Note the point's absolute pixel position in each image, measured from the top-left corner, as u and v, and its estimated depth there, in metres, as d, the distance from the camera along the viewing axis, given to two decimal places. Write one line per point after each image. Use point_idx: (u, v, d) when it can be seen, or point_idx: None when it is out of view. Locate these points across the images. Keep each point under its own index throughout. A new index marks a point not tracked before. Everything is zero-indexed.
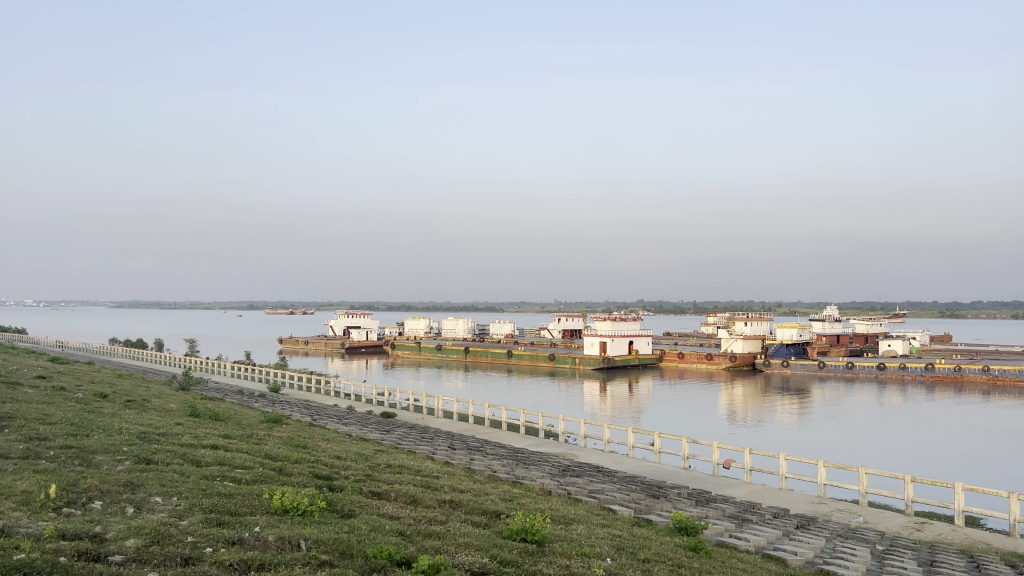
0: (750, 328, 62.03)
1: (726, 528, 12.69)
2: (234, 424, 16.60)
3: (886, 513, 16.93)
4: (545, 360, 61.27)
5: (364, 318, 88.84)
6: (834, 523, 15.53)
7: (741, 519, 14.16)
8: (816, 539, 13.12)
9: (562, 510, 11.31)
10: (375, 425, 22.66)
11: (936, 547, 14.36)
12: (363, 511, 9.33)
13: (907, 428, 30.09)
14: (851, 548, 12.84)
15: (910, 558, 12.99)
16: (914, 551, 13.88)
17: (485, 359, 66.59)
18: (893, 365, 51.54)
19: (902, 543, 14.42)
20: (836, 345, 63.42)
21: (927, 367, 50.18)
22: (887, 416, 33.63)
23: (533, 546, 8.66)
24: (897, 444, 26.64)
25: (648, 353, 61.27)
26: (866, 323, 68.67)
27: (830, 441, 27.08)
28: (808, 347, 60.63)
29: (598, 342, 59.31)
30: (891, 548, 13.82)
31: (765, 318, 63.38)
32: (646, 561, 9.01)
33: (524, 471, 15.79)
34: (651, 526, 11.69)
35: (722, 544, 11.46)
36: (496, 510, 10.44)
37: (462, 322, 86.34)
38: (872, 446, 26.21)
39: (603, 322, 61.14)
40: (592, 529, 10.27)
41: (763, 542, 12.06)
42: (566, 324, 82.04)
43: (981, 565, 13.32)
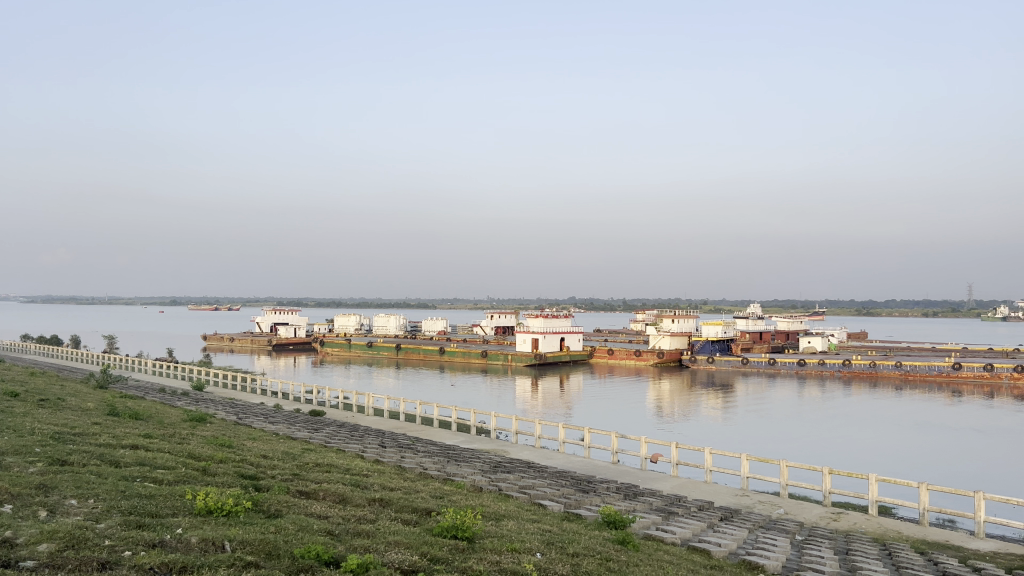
0: (677, 325, 62.98)
1: (653, 521, 12.95)
2: (155, 423, 16.06)
3: (805, 504, 17.53)
4: (478, 356, 61.24)
5: (292, 314, 87.23)
6: (755, 515, 16.00)
7: (668, 512, 14.47)
8: (738, 530, 13.50)
9: (493, 506, 11.35)
10: (304, 424, 22.24)
11: (851, 536, 14.96)
12: (289, 511, 9.16)
13: (824, 423, 31.17)
14: (772, 539, 13.25)
15: (827, 547, 13.49)
16: (831, 541, 14.40)
17: (417, 356, 66.21)
18: (812, 361, 53.36)
19: (820, 533, 14.97)
20: (759, 342, 65.41)
21: (845, 362, 52.10)
22: (806, 411, 34.78)
23: (463, 543, 8.65)
24: (818, 438, 27.46)
25: (580, 349, 61.99)
26: (788, 321, 71.03)
27: (754, 436, 27.78)
28: (733, 344, 62.37)
29: (531, 338, 59.46)
30: (809, 538, 14.33)
31: (693, 315, 64.44)
32: (575, 556, 9.10)
33: (455, 468, 15.75)
34: (580, 521, 11.83)
35: (650, 537, 11.67)
36: (426, 508, 10.40)
37: (393, 319, 85.54)
38: (794, 440, 26.99)
39: (535, 317, 60.77)
40: (522, 525, 10.34)
41: (689, 534, 12.32)
42: (499, 320, 82.16)
43: (893, 553, 13.90)
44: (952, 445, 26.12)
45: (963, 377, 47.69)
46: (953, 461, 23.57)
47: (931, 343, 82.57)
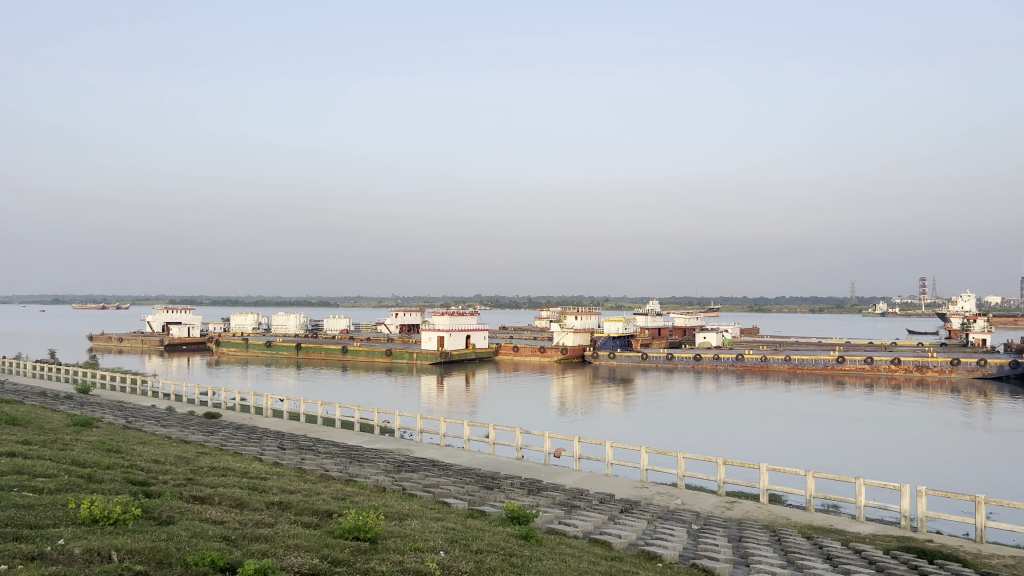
0: (580, 322, 63.95)
1: (556, 515, 13.11)
2: (35, 429, 15.14)
3: (701, 494, 18.14)
4: (382, 356, 60.46)
5: (186, 312, 83.90)
6: (654, 506, 16.45)
7: (570, 506, 14.69)
8: (638, 522, 13.85)
9: (396, 506, 11.24)
10: (199, 427, 21.40)
11: (743, 524, 15.59)
12: (183, 517, 8.81)
13: (718, 415, 32.36)
14: (669, 529, 13.66)
15: (721, 535, 14.00)
16: (725, 529, 14.97)
17: (318, 355, 64.89)
18: (708, 356, 55.15)
19: (714, 522, 15.53)
20: (658, 338, 67.18)
21: (738, 357, 54.11)
22: (702, 404, 36.00)
23: (365, 545, 8.53)
24: (712, 430, 28.49)
25: (485, 347, 62.08)
26: (685, 316, 73.35)
27: (652, 429, 28.59)
28: (633, 339, 63.84)
29: (436, 336, 59.08)
30: (704, 527, 14.84)
31: (595, 312, 65.45)
32: (479, 553, 9.11)
33: (358, 469, 15.51)
34: (484, 518, 11.87)
35: (552, 531, 11.83)
36: (327, 510, 10.20)
37: (294, 318, 83.42)
38: (691, 432, 27.93)
39: (440, 315, 60.39)
40: (426, 524, 10.27)
41: (591, 527, 12.55)
42: (403, 319, 81.23)
43: (782, 539, 14.56)
44: (836, 435, 27.58)
45: (845, 370, 50.45)
46: (835, 449, 24.93)
47: (816, 338, 86.94)
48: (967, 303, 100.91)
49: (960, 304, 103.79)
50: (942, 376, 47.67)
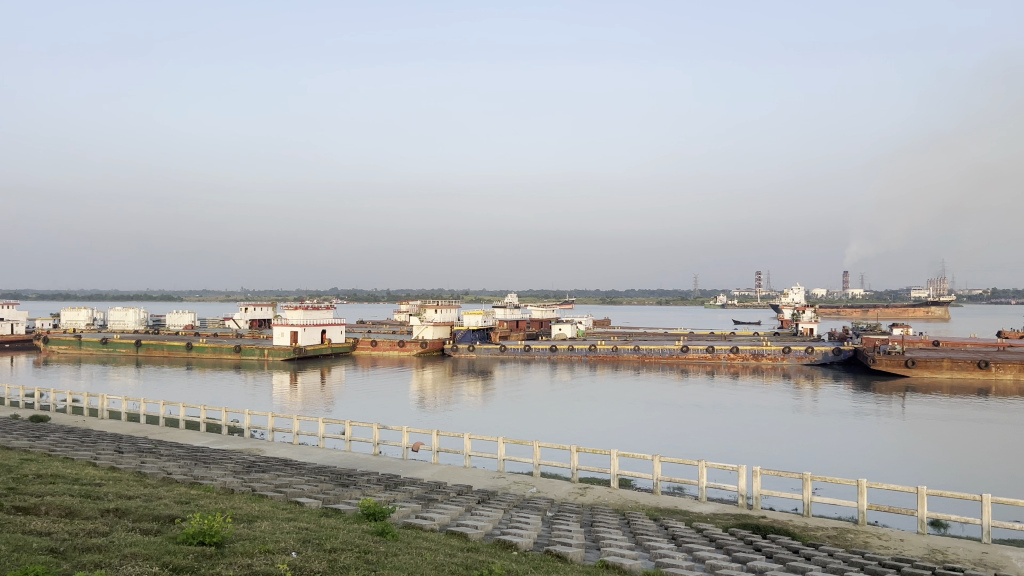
0: (439, 316, 63.68)
1: (412, 510, 13.06)
2: None
3: (555, 482, 18.58)
4: (230, 352, 58.04)
5: (8, 308, 77.10)
6: (511, 495, 16.71)
7: (427, 500, 14.68)
8: (494, 512, 14.04)
9: (244, 508, 10.82)
10: (23, 432, 19.70)
11: (595, 509, 16.14)
12: (3, 531, 8.09)
13: (574, 404, 33.31)
14: (524, 518, 13.94)
15: (575, 521, 14.41)
16: (577, 514, 15.44)
17: (160, 353, 61.43)
18: (563, 347, 56.60)
19: (568, 508, 16.00)
20: (516, 330, 68.27)
21: (591, 348, 55.84)
22: (558, 394, 36.95)
23: (211, 550, 8.16)
24: (567, 419, 29.20)
25: (341, 342, 60.86)
26: (541, 309, 75.03)
27: (510, 420, 28.93)
28: (492, 332, 64.54)
29: (289, 331, 57.14)
30: (558, 514, 15.24)
31: (454, 305, 65.37)
32: (332, 551, 8.94)
33: (203, 470, 14.81)
34: (338, 516, 11.65)
35: (409, 526, 11.78)
36: (170, 515, 9.67)
37: (132, 313, 78.45)
38: (547, 422, 28.49)
39: (293, 310, 58.58)
40: (276, 525, 9.96)
41: (447, 520, 12.58)
42: (254, 313, 78.21)
43: (632, 522, 15.18)
44: (682, 421, 28.97)
45: (689, 358, 53.30)
46: (682, 434, 26.21)
47: (663, 328, 91.21)
48: (796, 294, 109.11)
49: (792, 296, 111.98)
50: (775, 363, 51.27)
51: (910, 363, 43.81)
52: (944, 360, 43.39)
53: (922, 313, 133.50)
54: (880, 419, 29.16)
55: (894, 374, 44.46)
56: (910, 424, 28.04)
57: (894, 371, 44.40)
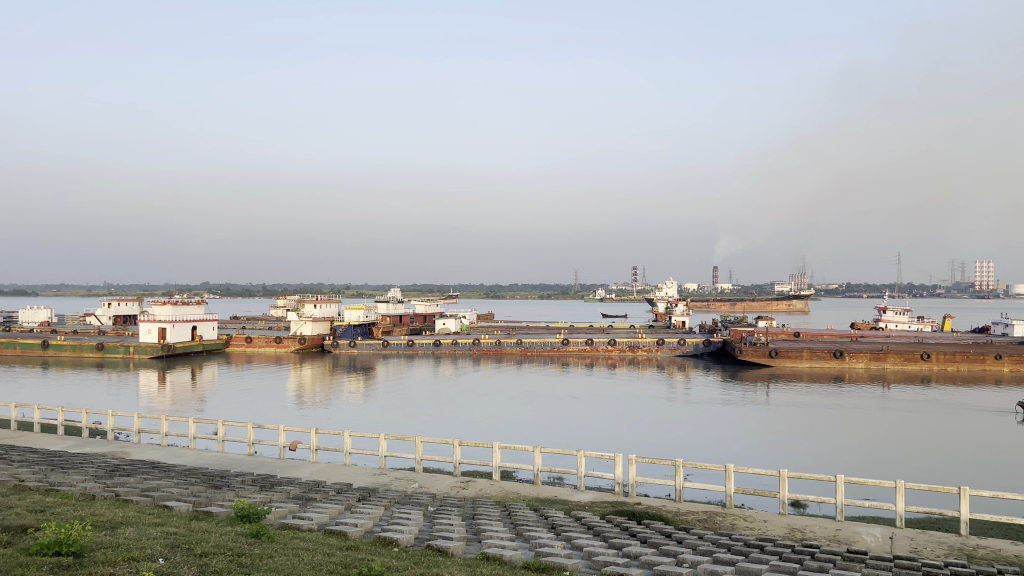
0: (319, 311, 62.10)
1: (289, 510, 12.72)
2: None
3: (437, 476, 18.55)
4: (92, 350, 54.68)
5: None
6: (392, 492, 16.57)
7: (305, 499, 14.34)
8: (375, 509, 13.89)
9: (107, 514, 10.23)
10: None
11: (477, 502, 16.25)
12: None
13: (456, 399, 33.30)
14: (405, 514, 13.86)
15: (456, 515, 14.45)
16: (459, 508, 15.49)
17: (13, 352, 57.12)
18: (446, 341, 56.48)
19: (450, 502, 16.02)
20: (399, 325, 67.61)
21: (475, 342, 55.98)
22: (441, 388, 36.87)
23: (68, 560, 7.67)
24: (451, 414, 29.21)
25: (213, 338, 58.45)
26: (425, 303, 74.74)
27: (392, 416, 28.69)
28: (374, 327, 63.59)
29: (157, 328, 54.28)
30: (439, 508, 15.24)
31: (334, 300, 63.82)
32: (203, 556, 8.60)
33: (61, 476, 13.87)
34: (210, 519, 11.21)
35: (285, 526, 11.48)
36: (22, 526, 9.01)
37: None
38: (430, 417, 28.45)
39: (162, 305, 55.62)
40: (142, 531, 9.47)
41: (326, 519, 12.35)
42: (119, 309, 73.97)
43: (513, 513, 15.36)
44: (563, 412, 29.58)
45: (570, 351, 54.44)
46: (564, 426, 26.73)
47: (545, 322, 92.74)
48: (670, 289, 113.30)
49: (666, 290, 116.32)
50: (650, 354, 53.12)
51: (774, 353, 46.39)
52: (804, 350, 46.20)
53: (785, 306, 141.88)
54: (748, 407, 30.74)
55: (759, 364, 46.95)
56: (773, 411, 29.73)
57: (760, 360, 46.86)
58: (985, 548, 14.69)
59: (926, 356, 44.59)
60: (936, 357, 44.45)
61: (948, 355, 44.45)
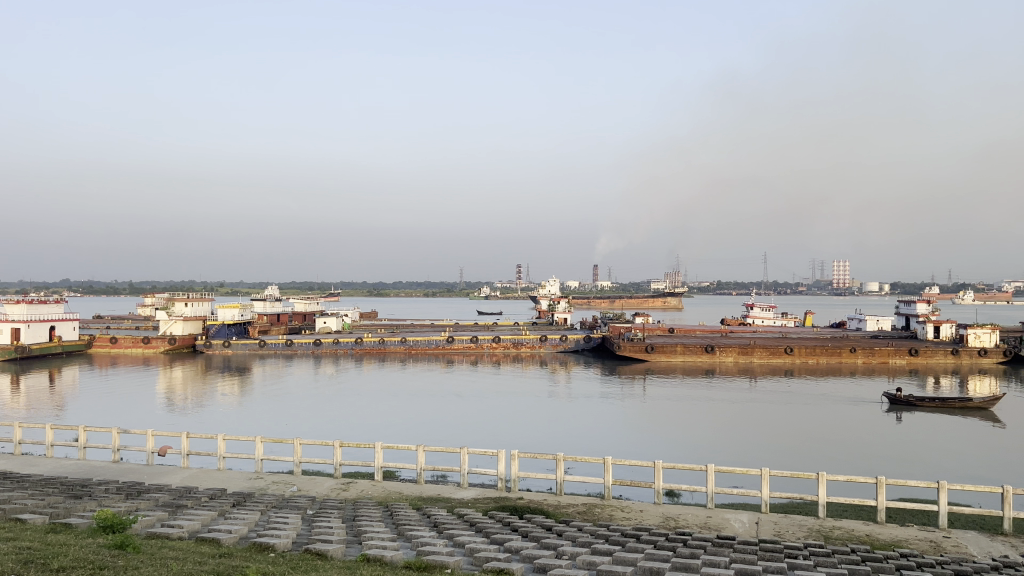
0: (191, 310, 59.25)
1: (157, 518, 12.12)
2: None
3: (317, 479, 18.13)
4: None
5: None
6: (270, 496, 16.09)
7: (175, 506, 13.72)
8: (250, 514, 13.45)
9: None
10: None
11: (358, 503, 16.00)
12: None
13: (338, 399, 32.62)
14: (283, 518, 13.50)
15: (336, 518, 14.17)
16: (340, 510, 15.20)
17: None
18: (327, 340, 55.24)
19: (330, 504, 15.72)
20: (277, 324, 65.57)
21: (357, 341, 55.00)
22: (321, 388, 36.11)
23: None
24: (331, 414, 28.63)
25: (74, 339, 54.85)
26: (305, 301, 73.13)
27: (270, 418, 27.82)
28: (250, 326, 61.36)
29: (10, 328, 50.39)
30: (319, 511, 14.91)
31: (208, 297, 60.72)
32: (60, 571, 8.09)
33: None
34: (69, 531, 10.54)
35: (152, 536, 10.95)
36: None
37: None
38: (309, 418, 27.75)
39: (16, 305, 51.35)
40: None
41: (198, 526, 11.85)
42: None
43: (395, 514, 15.21)
44: (447, 410, 29.53)
45: (454, 348, 54.41)
46: (447, 423, 26.69)
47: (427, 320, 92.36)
48: (553, 287, 115.41)
49: (548, 288, 118.27)
50: (533, 351, 53.89)
51: (650, 348, 47.97)
52: (679, 345, 48.01)
53: (660, 303, 147.16)
54: (626, 400, 31.68)
55: (636, 359, 48.41)
56: (649, 404, 30.73)
57: (637, 356, 48.36)
58: (841, 529, 15.75)
59: (789, 350, 47.29)
60: (798, 351, 47.22)
61: (809, 349, 47.32)
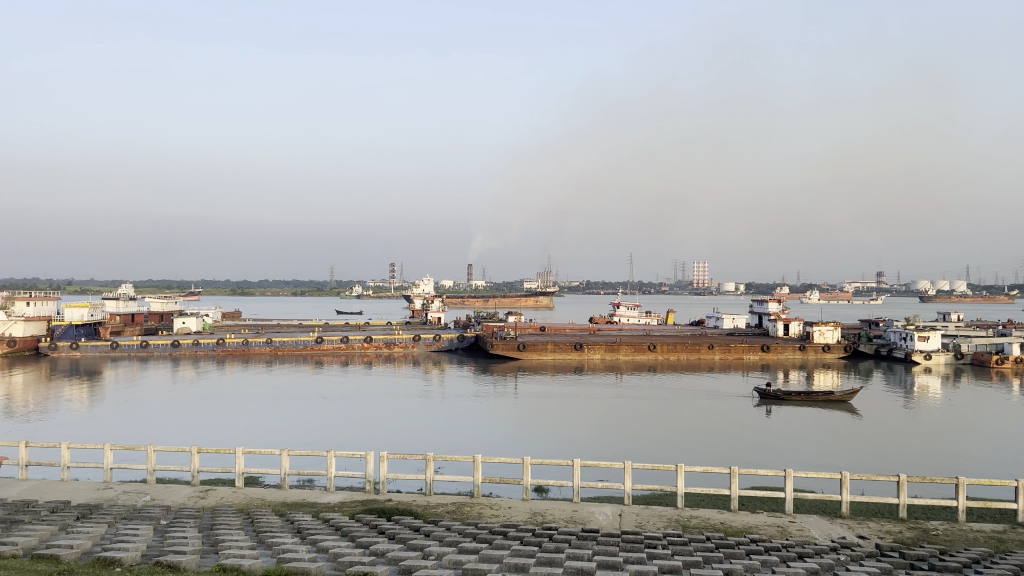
0: (33, 309, 55.09)
1: None
2: None
3: (173, 487, 17.25)
4: None
5: None
6: (119, 507, 15.17)
7: (10, 522, 12.70)
8: (96, 527, 12.63)
9: None
10: None
11: (217, 511, 15.35)
12: None
13: (198, 403, 31.24)
14: (133, 529, 12.75)
15: (192, 527, 13.51)
16: (196, 519, 14.53)
17: None
18: (187, 342, 52.72)
19: (186, 513, 14.99)
20: (131, 324, 61.98)
21: (219, 342, 52.82)
22: (180, 392, 34.42)
23: None
24: (189, 419, 27.38)
25: None
26: (162, 301, 69.70)
27: (122, 424, 26.30)
28: (101, 327, 57.66)
29: None
30: (174, 521, 14.19)
31: (54, 296, 56.70)
32: None
33: None
34: None
35: None
36: None
37: None
38: (165, 424, 26.42)
39: None
40: None
41: (34, 543, 11.01)
42: None
43: (256, 521, 14.67)
44: (312, 412, 28.88)
45: (323, 349, 53.23)
46: (312, 426, 26.09)
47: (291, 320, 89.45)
48: (427, 286, 115.35)
49: (420, 288, 117.37)
50: (405, 350, 53.52)
51: (522, 346, 48.58)
52: (550, 343, 48.91)
53: (532, 303, 149.13)
54: (496, 399, 32.00)
55: (508, 358, 48.91)
56: (519, 402, 31.17)
57: (509, 354, 48.88)
58: (698, 518, 16.49)
59: (652, 347, 49.20)
60: (661, 348, 49.18)
61: (671, 346, 49.38)
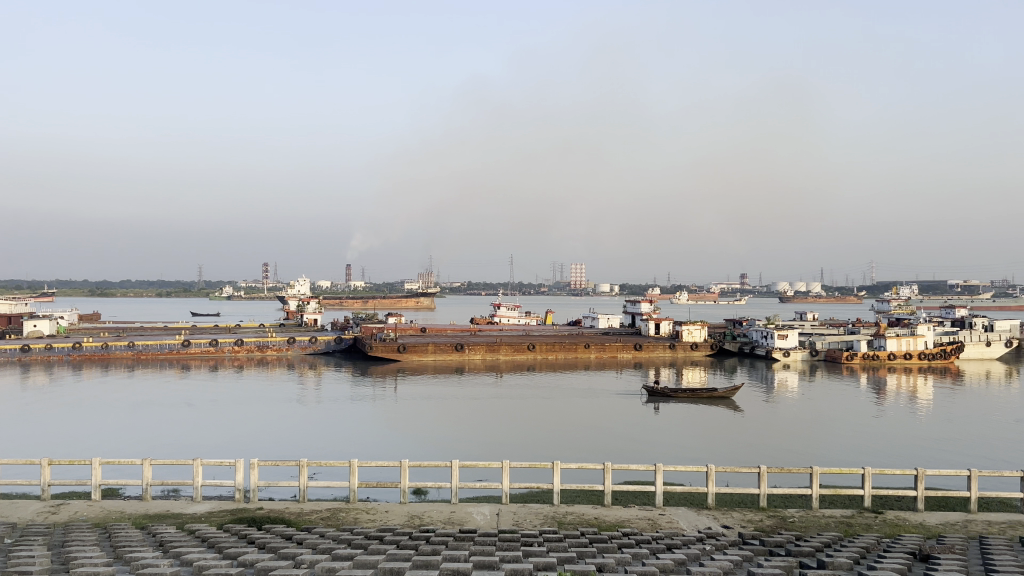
0: None
1: None
2: None
3: (20, 503, 16.04)
4: None
5: None
6: None
7: None
8: None
9: None
10: None
11: (70, 527, 14.39)
12: None
13: (51, 411, 29.20)
14: None
15: (40, 546, 12.59)
16: (46, 536, 13.56)
17: None
18: (38, 346, 49.07)
19: (35, 531, 13.96)
20: None
21: (75, 346, 49.50)
22: (29, 400, 32.02)
23: None
24: (39, 429, 25.53)
25: None
26: (10, 303, 64.72)
27: None
28: None
29: None
30: (19, 540, 13.18)
31: None
32: None
33: None
34: None
35: None
36: None
37: None
38: (13, 435, 24.55)
39: None
40: None
41: None
42: None
43: (113, 535, 13.84)
44: (177, 419, 27.57)
45: (191, 353, 50.92)
46: (177, 434, 24.90)
47: (155, 322, 85.09)
48: (303, 286, 112.86)
49: (295, 287, 114.34)
50: (280, 353, 51.99)
51: (401, 347, 48.13)
52: (429, 344, 48.70)
53: (413, 303, 148.57)
54: (374, 401, 31.60)
55: (387, 360, 48.29)
56: (399, 403, 30.91)
57: (388, 356, 48.24)
58: (573, 514, 16.82)
59: (531, 347, 49.92)
60: (540, 348, 49.96)
61: (549, 345, 50.21)
